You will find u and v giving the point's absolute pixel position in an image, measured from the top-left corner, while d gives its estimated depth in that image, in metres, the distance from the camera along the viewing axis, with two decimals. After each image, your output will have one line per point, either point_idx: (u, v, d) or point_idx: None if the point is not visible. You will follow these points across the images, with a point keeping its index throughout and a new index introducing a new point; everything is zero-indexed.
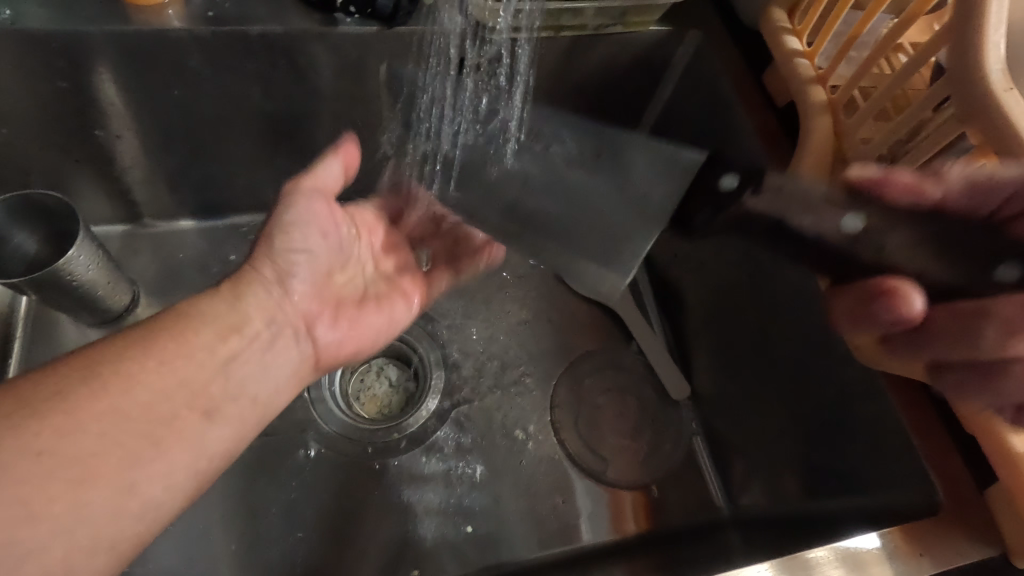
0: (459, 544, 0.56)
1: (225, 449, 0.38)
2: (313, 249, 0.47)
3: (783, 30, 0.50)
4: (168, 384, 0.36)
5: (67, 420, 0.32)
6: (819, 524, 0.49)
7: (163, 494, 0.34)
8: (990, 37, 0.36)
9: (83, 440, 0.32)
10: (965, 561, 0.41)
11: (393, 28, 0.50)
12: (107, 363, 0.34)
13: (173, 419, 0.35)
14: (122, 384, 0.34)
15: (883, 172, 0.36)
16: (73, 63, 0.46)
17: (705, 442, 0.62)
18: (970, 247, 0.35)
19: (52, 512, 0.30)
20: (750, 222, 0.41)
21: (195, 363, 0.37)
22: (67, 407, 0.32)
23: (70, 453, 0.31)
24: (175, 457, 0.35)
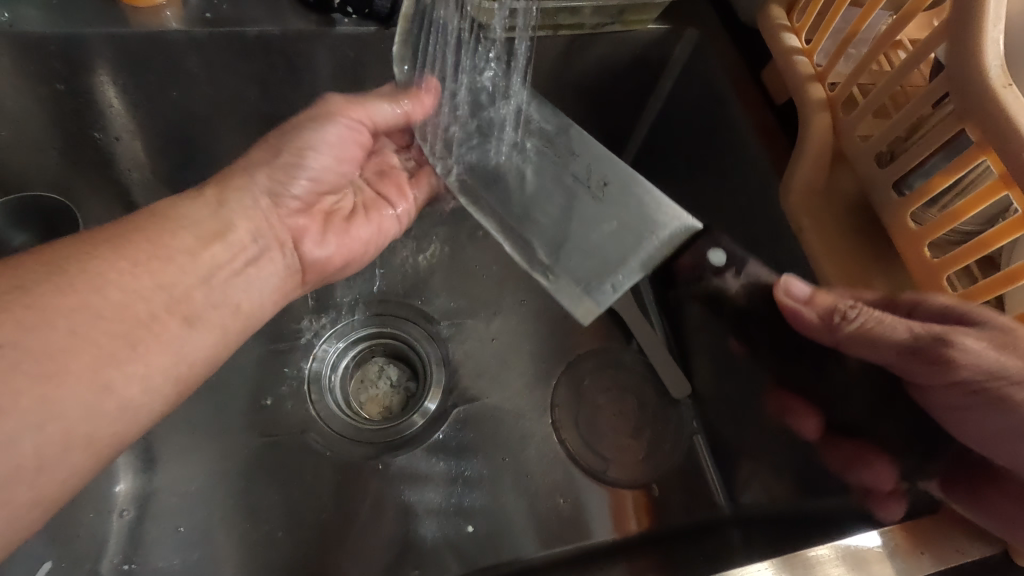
0: (460, 543, 0.56)
1: (206, 356, 0.40)
2: (314, 166, 0.50)
3: (781, 28, 0.50)
4: (144, 285, 0.37)
5: (36, 315, 0.32)
6: (820, 525, 0.48)
7: (140, 395, 0.36)
8: (988, 33, 0.35)
9: (56, 334, 0.33)
10: (967, 559, 0.42)
11: (392, 27, 0.50)
12: (75, 262, 0.36)
13: (152, 320, 0.37)
14: (91, 282, 0.35)
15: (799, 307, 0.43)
16: (71, 66, 0.46)
17: (705, 441, 0.62)
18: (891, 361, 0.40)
19: (19, 406, 0.31)
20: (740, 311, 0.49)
21: (175, 267, 0.40)
22: (37, 311, 0.33)
23: (37, 355, 0.32)
24: (152, 359, 0.37)
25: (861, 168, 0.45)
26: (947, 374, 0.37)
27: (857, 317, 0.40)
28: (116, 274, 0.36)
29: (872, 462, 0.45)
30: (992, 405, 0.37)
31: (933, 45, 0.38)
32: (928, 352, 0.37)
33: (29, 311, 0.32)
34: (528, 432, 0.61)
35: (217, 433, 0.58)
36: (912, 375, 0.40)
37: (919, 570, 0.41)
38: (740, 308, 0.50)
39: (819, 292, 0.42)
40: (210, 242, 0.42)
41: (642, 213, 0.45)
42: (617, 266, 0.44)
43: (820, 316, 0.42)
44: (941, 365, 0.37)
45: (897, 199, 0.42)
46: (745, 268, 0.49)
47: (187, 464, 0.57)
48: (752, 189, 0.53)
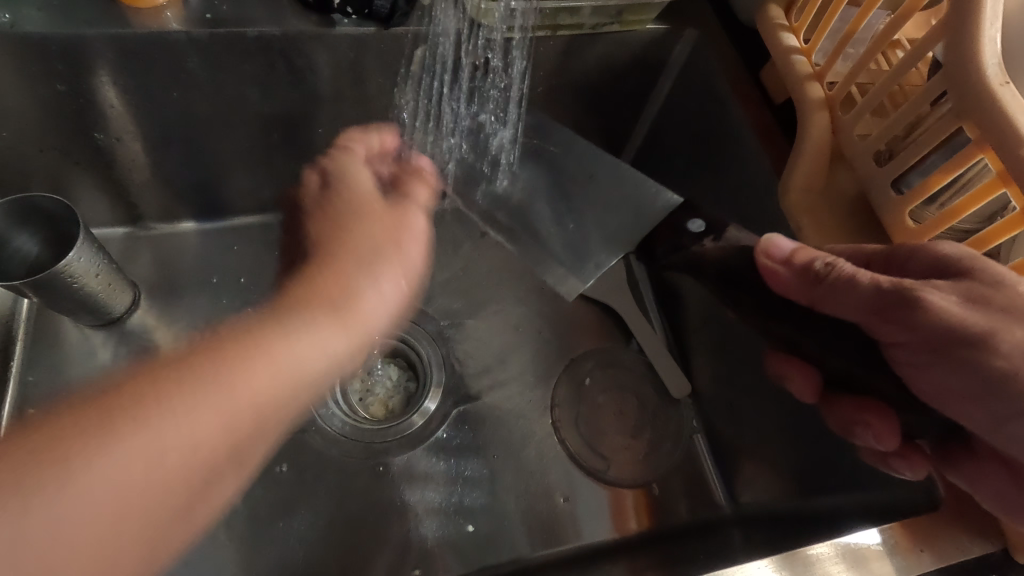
0: (460, 542, 0.56)
1: (222, 501, 0.38)
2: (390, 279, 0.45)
3: (780, 28, 0.50)
4: (180, 443, 0.33)
5: (89, 469, 0.31)
6: (820, 521, 0.48)
7: (178, 534, 0.35)
8: (986, 31, 0.36)
9: (110, 480, 0.31)
10: (967, 556, 0.42)
11: (391, 29, 0.50)
12: (131, 403, 0.33)
13: (185, 485, 0.34)
14: (139, 430, 0.33)
15: (775, 266, 0.42)
16: (73, 67, 0.46)
17: (705, 440, 0.62)
18: (867, 321, 0.39)
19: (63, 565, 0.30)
20: (703, 263, 0.49)
21: (218, 417, 0.35)
22: (42, 495, 0.30)
23: (70, 537, 0.30)
24: (198, 516, 0.36)
25: (859, 167, 0.45)
26: (916, 333, 0.36)
27: (833, 276, 0.39)
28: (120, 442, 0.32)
29: (870, 421, 0.43)
30: (966, 365, 0.36)
31: (931, 44, 0.39)
32: (901, 310, 0.36)
33: (62, 457, 0.31)
34: (529, 431, 0.61)
35: None
36: (885, 337, 0.38)
37: (918, 567, 0.41)
38: (722, 269, 0.47)
39: (799, 250, 0.41)
40: (224, 410, 0.35)
41: (628, 201, 0.57)
42: (600, 248, 0.56)
43: (797, 272, 0.40)
44: (911, 325, 0.36)
45: (895, 198, 0.43)
46: (723, 233, 0.48)
47: None
48: (751, 187, 0.53)
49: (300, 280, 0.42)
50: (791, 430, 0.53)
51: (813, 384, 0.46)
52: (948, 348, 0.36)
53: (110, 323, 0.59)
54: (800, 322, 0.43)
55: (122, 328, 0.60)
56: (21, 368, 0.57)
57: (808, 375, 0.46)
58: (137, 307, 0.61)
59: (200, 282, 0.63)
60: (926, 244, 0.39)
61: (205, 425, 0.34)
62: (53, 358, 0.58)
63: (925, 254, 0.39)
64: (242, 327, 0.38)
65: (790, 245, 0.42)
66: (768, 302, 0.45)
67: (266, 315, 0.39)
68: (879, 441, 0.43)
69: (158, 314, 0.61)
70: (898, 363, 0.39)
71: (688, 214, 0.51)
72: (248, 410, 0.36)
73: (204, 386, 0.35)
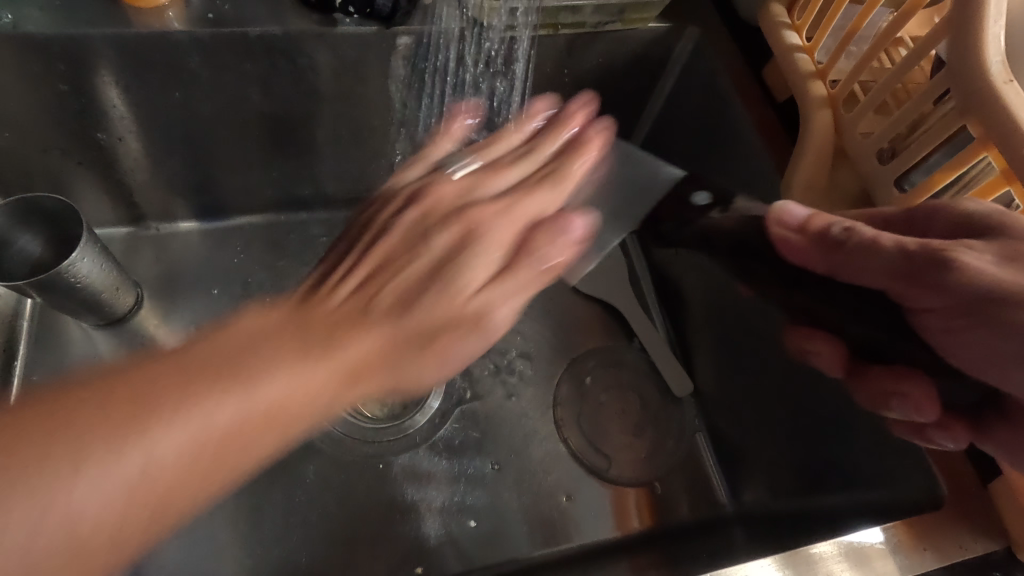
0: (464, 539, 0.56)
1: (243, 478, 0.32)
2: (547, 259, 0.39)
3: (782, 25, 0.50)
4: (279, 396, 0.31)
5: (178, 410, 0.28)
6: (822, 519, 0.48)
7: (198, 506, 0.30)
8: (989, 29, 0.35)
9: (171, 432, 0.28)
10: (970, 554, 0.42)
11: (392, 28, 0.49)
12: (245, 356, 0.31)
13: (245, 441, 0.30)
14: (242, 384, 0.30)
15: (792, 231, 0.41)
16: (75, 67, 0.46)
17: (707, 438, 0.62)
18: (891, 284, 0.37)
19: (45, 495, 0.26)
20: (713, 238, 0.46)
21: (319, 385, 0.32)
22: (112, 444, 0.27)
23: (125, 489, 0.27)
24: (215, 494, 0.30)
25: (862, 166, 0.45)
26: (949, 296, 0.35)
27: (853, 241, 0.38)
28: (238, 416, 0.30)
29: (907, 392, 0.41)
30: (1006, 327, 0.34)
31: (933, 42, 0.39)
32: (928, 273, 0.35)
33: (147, 410, 0.28)
34: (531, 430, 0.61)
35: None
36: (910, 301, 0.37)
37: (922, 565, 0.41)
38: (735, 240, 0.45)
39: (814, 217, 0.41)
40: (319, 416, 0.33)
41: (629, 176, 0.51)
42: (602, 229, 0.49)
43: (813, 238, 0.40)
44: (940, 288, 0.35)
45: (899, 197, 0.43)
46: (730, 204, 0.46)
47: None
48: (753, 185, 0.53)
49: (427, 312, 0.36)
50: (794, 426, 0.53)
51: (841, 356, 0.43)
52: (984, 308, 0.34)
53: (113, 323, 0.60)
54: (819, 289, 0.42)
55: (125, 327, 0.60)
56: (26, 367, 0.57)
57: (836, 347, 0.43)
58: (139, 307, 0.61)
59: (201, 281, 0.63)
60: (948, 203, 0.38)
61: (307, 417, 0.32)
62: (55, 358, 0.58)
63: (948, 213, 0.38)
64: (378, 342, 0.35)
65: (803, 212, 0.41)
66: (782, 274, 0.43)
67: (394, 348, 0.35)
68: (918, 412, 0.41)
69: (159, 315, 0.61)
70: (926, 330, 0.38)
71: (691, 186, 0.48)
72: (312, 422, 0.32)
73: (320, 382, 0.32)
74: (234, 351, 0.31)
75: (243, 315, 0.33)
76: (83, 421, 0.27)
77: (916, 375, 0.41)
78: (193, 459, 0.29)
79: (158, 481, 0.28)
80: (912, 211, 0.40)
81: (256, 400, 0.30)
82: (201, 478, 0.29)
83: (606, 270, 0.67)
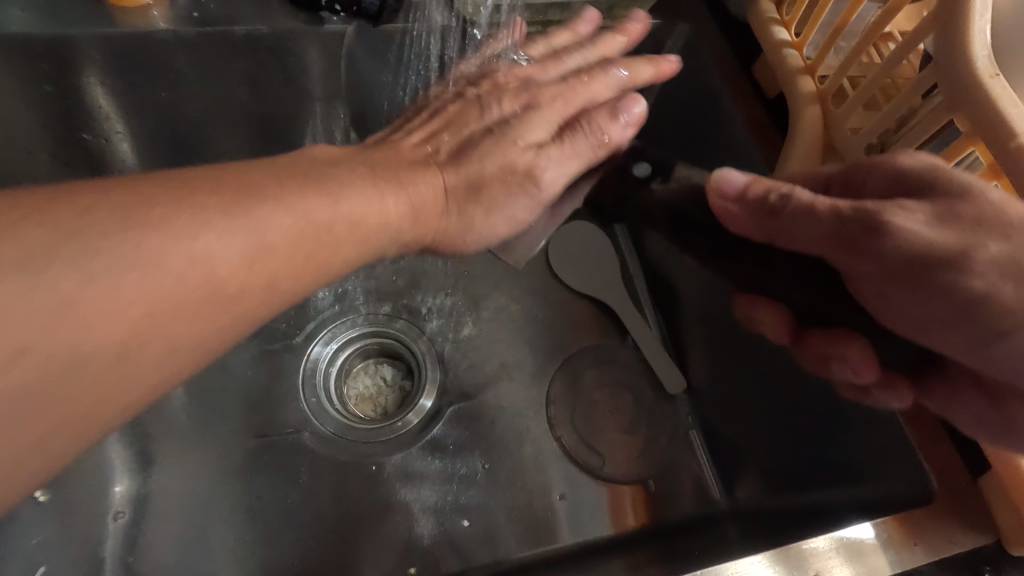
0: (458, 539, 0.56)
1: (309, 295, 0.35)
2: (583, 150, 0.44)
3: (771, 21, 0.50)
4: (370, 207, 0.36)
5: (309, 189, 0.33)
6: (816, 514, 0.48)
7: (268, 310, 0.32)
8: (975, 23, 0.35)
9: (306, 199, 0.33)
10: (960, 549, 0.42)
11: (380, 26, 0.49)
12: (333, 170, 0.36)
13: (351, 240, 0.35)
14: (338, 185, 0.35)
15: (731, 201, 0.40)
16: (60, 69, 0.46)
17: (701, 436, 0.62)
18: (828, 252, 0.36)
19: (103, 245, 0.26)
20: (658, 209, 0.46)
21: (390, 211, 0.37)
22: (189, 214, 0.29)
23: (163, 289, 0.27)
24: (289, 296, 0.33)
25: (851, 161, 0.45)
26: (884, 262, 0.34)
27: (789, 208, 0.37)
28: (332, 213, 0.34)
29: (846, 354, 0.41)
30: (938, 290, 0.34)
31: (919, 38, 0.39)
32: (861, 239, 0.34)
33: (259, 185, 0.31)
34: (525, 429, 0.61)
35: (218, 432, 0.58)
36: (848, 267, 0.36)
37: (912, 560, 0.41)
38: (672, 211, 0.45)
39: (752, 183, 0.39)
40: (380, 233, 0.37)
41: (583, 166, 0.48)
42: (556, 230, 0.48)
43: (751, 207, 0.39)
44: (876, 253, 0.34)
45: None
46: (671, 174, 0.45)
47: (183, 464, 0.57)
48: None
49: (480, 156, 0.42)
50: (790, 421, 0.53)
51: (786, 323, 0.44)
52: (917, 271, 0.34)
53: None
54: (757, 255, 0.42)
55: None
56: None
57: (777, 311, 0.44)
58: None
59: None
60: (887, 160, 0.38)
61: (379, 230, 0.37)
62: None
63: (885, 170, 0.38)
64: (438, 185, 0.41)
65: (742, 179, 0.40)
66: (723, 245, 0.43)
67: (455, 193, 0.41)
68: (857, 374, 0.41)
69: None
70: (863, 292, 0.38)
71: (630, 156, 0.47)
72: (379, 242, 0.37)
73: (411, 203, 0.38)
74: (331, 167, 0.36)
75: (317, 144, 0.38)
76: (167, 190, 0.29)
77: (852, 335, 0.41)
78: (262, 262, 0.31)
79: (221, 280, 0.29)
80: (853, 169, 0.40)
81: (342, 209, 0.34)
82: (253, 308, 0.31)
83: (600, 269, 0.67)
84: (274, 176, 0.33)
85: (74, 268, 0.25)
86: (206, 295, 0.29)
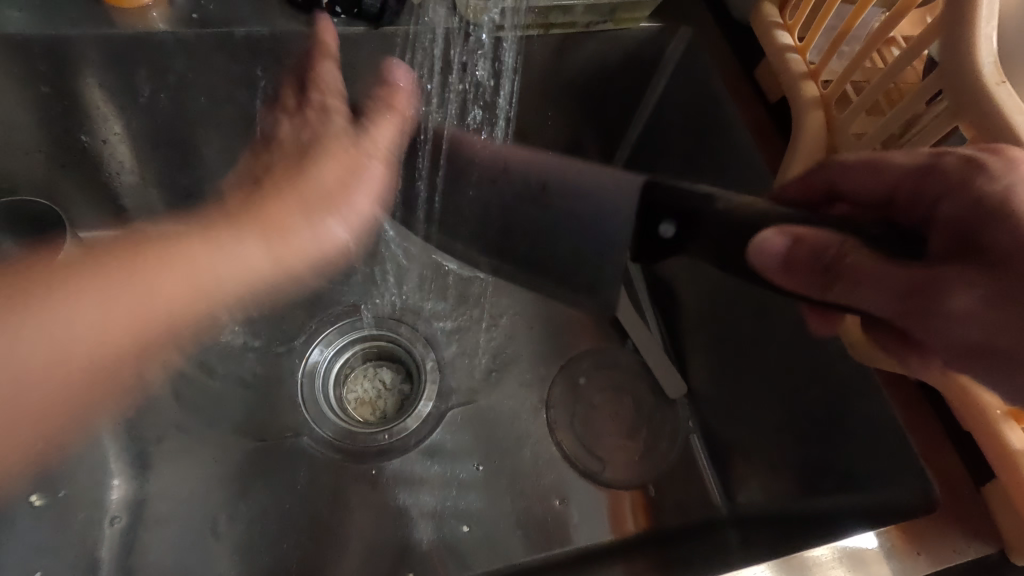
0: (457, 544, 0.55)
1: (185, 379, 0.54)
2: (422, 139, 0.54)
3: (775, 25, 0.49)
4: (210, 275, 0.49)
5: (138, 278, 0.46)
6: (816, 522, 0.48)
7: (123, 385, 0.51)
8: (982, 30, 0.35)
9: (125, 285, 0.45)
10: (963, 558, 0.42)
11: (381, 28, 0.49)
12: (165, 249, 0.48)
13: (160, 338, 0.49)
14: (207, 246, 0.49)
15: (781, 244, 0.37)
16: (57, 69, 0.46)
17: (702, 440, 0.62)
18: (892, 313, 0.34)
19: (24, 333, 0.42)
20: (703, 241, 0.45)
21: (211, 268, 0.49)
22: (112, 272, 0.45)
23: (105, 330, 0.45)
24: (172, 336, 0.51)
25: None
26: (954, 342, 0.32)
27: (846, 264, 0.35)
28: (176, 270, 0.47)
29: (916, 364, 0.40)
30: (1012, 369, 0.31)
31: (926, 43, 0.39)
32: (929, 312, 0.32)
33: (128, 253, 0.46)
34: (524, 433, 0.61)
35: (214, 435, 0.58)
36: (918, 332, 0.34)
37: (915, 571, 0.41)
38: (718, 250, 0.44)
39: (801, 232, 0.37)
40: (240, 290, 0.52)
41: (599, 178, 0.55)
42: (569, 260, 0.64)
43: (800, 261, 0.37)
44: (942, 332, 0.32)
45: None
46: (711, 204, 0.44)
47: (178, 468, 0.56)
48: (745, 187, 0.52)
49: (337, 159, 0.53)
50: (792, 428, 0.52)
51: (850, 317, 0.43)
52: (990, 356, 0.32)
53: None
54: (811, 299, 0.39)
55: None
56: None
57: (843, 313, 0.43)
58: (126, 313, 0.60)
59: None
60: (960, 181, 0.34)
61: (205, 288, 0.49)
62: None
63: (960, 195, 0.34)
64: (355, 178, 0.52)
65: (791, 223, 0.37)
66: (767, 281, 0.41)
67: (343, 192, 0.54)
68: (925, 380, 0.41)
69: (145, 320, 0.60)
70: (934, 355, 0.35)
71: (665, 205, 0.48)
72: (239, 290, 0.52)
73: (250, 240, 0.50)
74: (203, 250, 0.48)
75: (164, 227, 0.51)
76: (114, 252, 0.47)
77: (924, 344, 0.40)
78: (105, 340, 0.46)
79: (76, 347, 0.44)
80: (926, 175, 0.36)
81: (199, 261, 0.48)
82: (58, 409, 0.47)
83: None
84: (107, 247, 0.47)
85: (83, 295, 0.44)
86: (136, 324, 0.46)
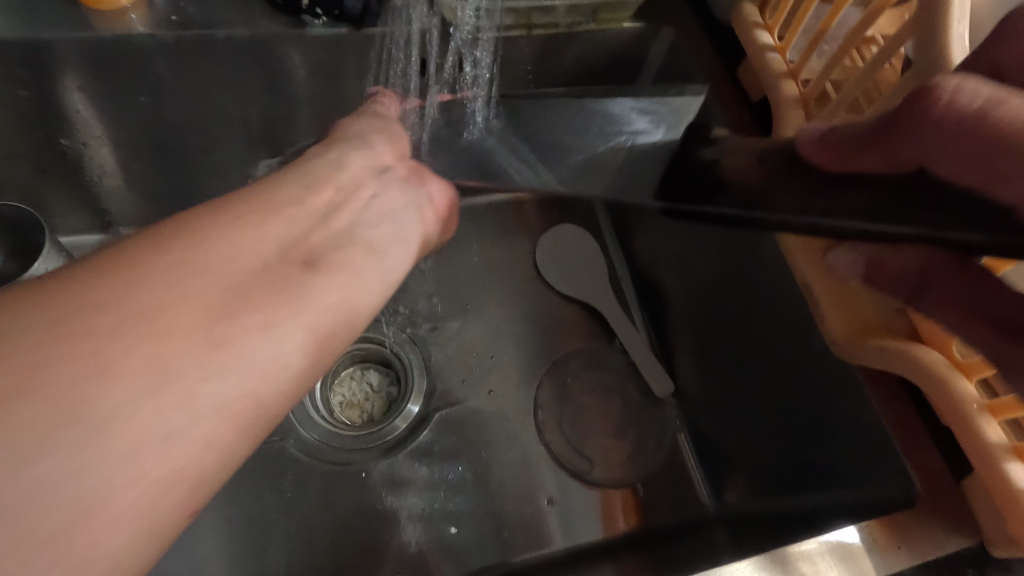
0: (446, 546, 0.55)
1: (343, 311, 0.30)
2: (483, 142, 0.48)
3: (754, 26, 0.50)
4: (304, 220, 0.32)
5: (163, 262, 0.26)
6: (799, 518, 0.48)
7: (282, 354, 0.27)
8: (954, 29, 0.36)
9: (279, 221, 0.31)
10: (943, 552, 0.41)
11: (363, 30, 0.49)
12: (239, 199, 0.31)
13: (276, 266, 0.29)
14: (258, 215, 0.30)
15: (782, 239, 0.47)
16: (35, 72, 0.45)
17: (689, 439, 0.62)
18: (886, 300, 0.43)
19: (122, 369, 0.23)
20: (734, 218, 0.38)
21: (293, 217, 0.31)
22: (128, 273, 0.25)
23: (155, 309, 0.24)
24: (275, 310, 0.28)
25: None
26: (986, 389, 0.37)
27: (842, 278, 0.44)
28: (211, 244, 0.27)
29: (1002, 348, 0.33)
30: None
31: (902, 40, 0.40)
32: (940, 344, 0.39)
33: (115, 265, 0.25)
34: (513, 434, 0.61)
35: None
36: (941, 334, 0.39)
37: (896, 564, 0.40)
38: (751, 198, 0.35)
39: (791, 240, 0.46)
40: (297, 244, 0.31)
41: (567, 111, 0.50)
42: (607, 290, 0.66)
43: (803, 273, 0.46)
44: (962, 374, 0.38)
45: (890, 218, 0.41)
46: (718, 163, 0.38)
47: None
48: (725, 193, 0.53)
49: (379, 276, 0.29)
50: (777, 425, 0.53)
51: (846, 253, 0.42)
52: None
53: None
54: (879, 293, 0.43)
55: None
56: None
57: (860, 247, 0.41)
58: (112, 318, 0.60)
59: None
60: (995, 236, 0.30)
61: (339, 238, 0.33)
62: None
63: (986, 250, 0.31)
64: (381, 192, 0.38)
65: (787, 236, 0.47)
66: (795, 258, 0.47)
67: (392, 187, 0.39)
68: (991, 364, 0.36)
69: None
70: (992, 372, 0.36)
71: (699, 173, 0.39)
72: (313, 231, 0.32)
73: (294, 215, 0.31)
74: (254, 227, 0.29)
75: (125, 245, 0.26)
76: (45, 298, 0.23)
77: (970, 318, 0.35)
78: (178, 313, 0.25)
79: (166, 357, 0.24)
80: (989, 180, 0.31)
81: (210, 241, 0.28)
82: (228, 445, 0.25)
83: (587, 271, 0.67)
84: (121, 261, 0.25)
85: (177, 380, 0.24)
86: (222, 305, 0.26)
